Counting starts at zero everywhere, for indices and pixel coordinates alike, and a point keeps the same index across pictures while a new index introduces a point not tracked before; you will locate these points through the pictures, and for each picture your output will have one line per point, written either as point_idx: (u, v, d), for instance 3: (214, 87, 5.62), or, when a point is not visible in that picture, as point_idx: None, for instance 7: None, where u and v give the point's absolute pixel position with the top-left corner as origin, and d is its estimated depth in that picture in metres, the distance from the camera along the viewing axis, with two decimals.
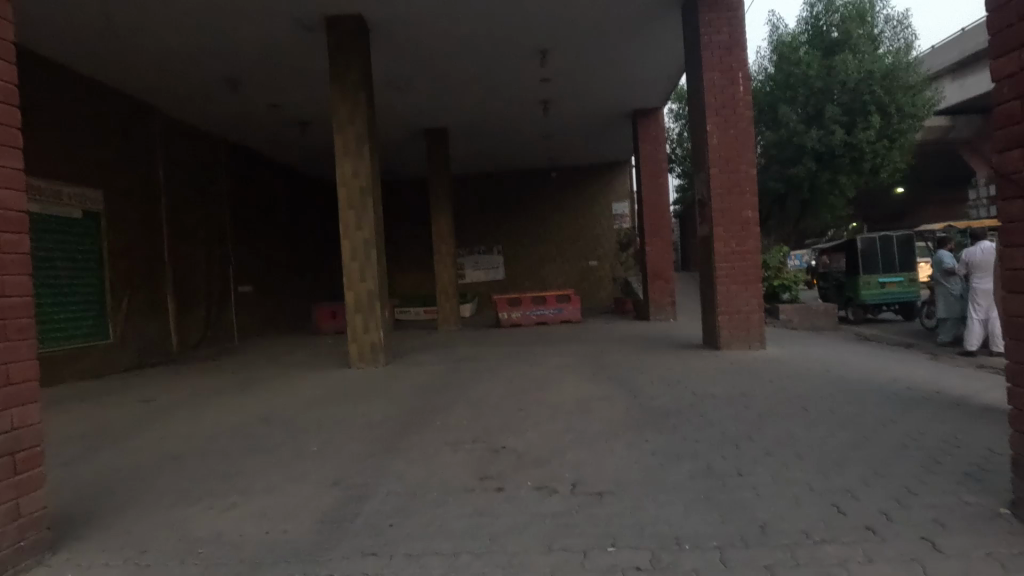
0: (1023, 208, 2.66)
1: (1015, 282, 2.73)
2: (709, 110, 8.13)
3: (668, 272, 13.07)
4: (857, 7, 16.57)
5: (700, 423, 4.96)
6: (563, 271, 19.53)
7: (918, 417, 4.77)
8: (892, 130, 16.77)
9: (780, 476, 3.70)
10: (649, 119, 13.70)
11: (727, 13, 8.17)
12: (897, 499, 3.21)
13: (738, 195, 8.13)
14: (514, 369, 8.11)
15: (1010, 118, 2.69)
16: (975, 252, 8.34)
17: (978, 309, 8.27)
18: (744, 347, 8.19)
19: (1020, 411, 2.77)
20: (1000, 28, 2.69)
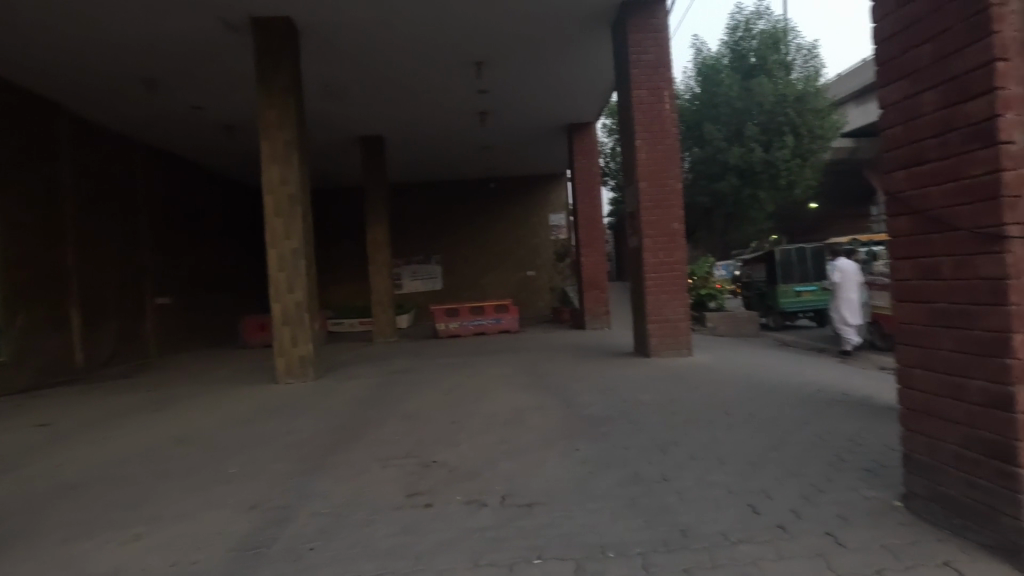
0: (907, 224, 2.90)
1: (901, 292, 2.97)
2: (638, 126, 8.44)
3: (603, 282, 13.37)
4: (772, 35, 17.94)
5: (630, 430, 5.09)
6: (501, 282, 19.62)
7: (829, 418, 5.09)
8: (805, 150, 17.98)
9: (702, 479, 3.83)
10: (583, 133, 14.09)
11: (654, 34, 8.52)
12: (806, 497, 3.40)
13: (666, 208, 8.46)
14: (451, 381, 8.02)
15: (893, 143, 2.94)
16: (853, 264, 9.20)
17: (854, 315, 9.25)
18: (673, 353, 8.49)
19: (909, 412, 2.99)
20: (885, 60, 2.94)
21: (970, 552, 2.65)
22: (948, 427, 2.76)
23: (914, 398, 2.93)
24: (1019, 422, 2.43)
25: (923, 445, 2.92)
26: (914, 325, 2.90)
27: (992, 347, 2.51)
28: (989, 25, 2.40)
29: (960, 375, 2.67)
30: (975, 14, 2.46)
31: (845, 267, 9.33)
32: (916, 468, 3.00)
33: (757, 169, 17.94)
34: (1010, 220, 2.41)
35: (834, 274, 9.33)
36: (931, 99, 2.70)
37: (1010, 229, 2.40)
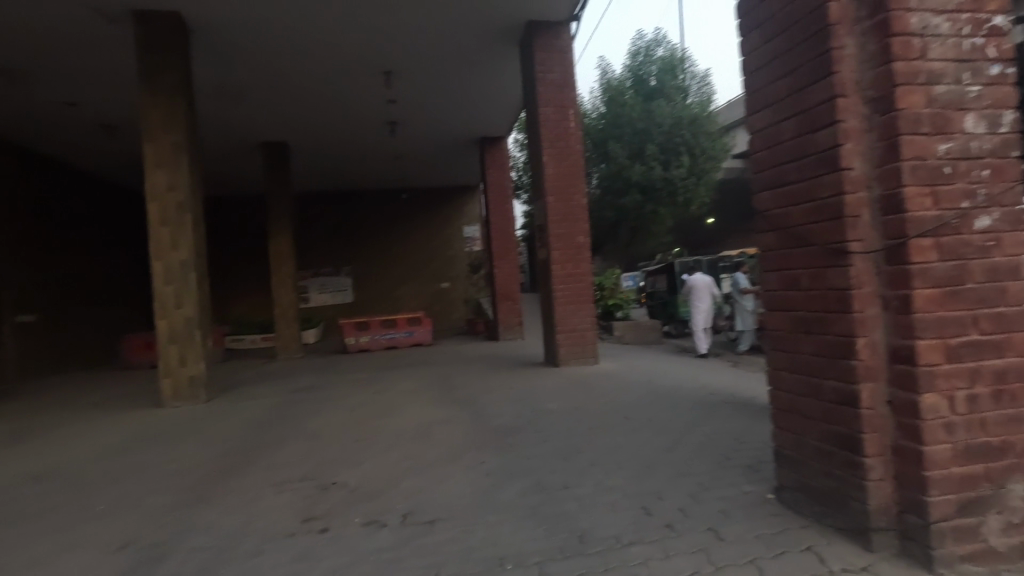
0: (774, 240, 3.18)
1: (771, 301, 3.25)
2: (544, 142, 8.70)
3: (516, 293, 13.54)
4: (670, 61, 19.32)
5: (536, 439, 5.17)
6: (415, 294, 19.26)
7: (718, 419, 5.44)
8: (699, 170, 19.25)
9: (601, 485, 3.96)
10: (495, 147, 14.30)
11: (559, 54, 8.84)
12: (693, 495, 3.62)
13: (572, 221, 8.74)
14: (359, 397, 7.72)
15: (761, 166, 3.24)
16: (702, 278, 11.23)
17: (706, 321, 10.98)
18: (581, 362, 8.76)
19: (780, 411, 3.27)
20: (753, 90, 3.24)
21: (828, 536, 2.92)
22: (809, 423, 3.05)
23: (783, 398, 3.21)
24: (862, 416, 2.71)
25: (790, 441, 3.20)
26: (780, 331, 3.20)
27: (841, 350, 2.79)
28: (831, 65, 2.71)
29: (818, 376, 2.96)
30: (820, 55, 2.76)
31: (698, 282, 11.23)
32: (786, 463, 3.27)
33: (658, 186, 19.03)
34: (852, 237, 2.70)
35: (693, 286, 11.04)
36: (789, 128, 3.00)
37: (852, 245, 2.70)
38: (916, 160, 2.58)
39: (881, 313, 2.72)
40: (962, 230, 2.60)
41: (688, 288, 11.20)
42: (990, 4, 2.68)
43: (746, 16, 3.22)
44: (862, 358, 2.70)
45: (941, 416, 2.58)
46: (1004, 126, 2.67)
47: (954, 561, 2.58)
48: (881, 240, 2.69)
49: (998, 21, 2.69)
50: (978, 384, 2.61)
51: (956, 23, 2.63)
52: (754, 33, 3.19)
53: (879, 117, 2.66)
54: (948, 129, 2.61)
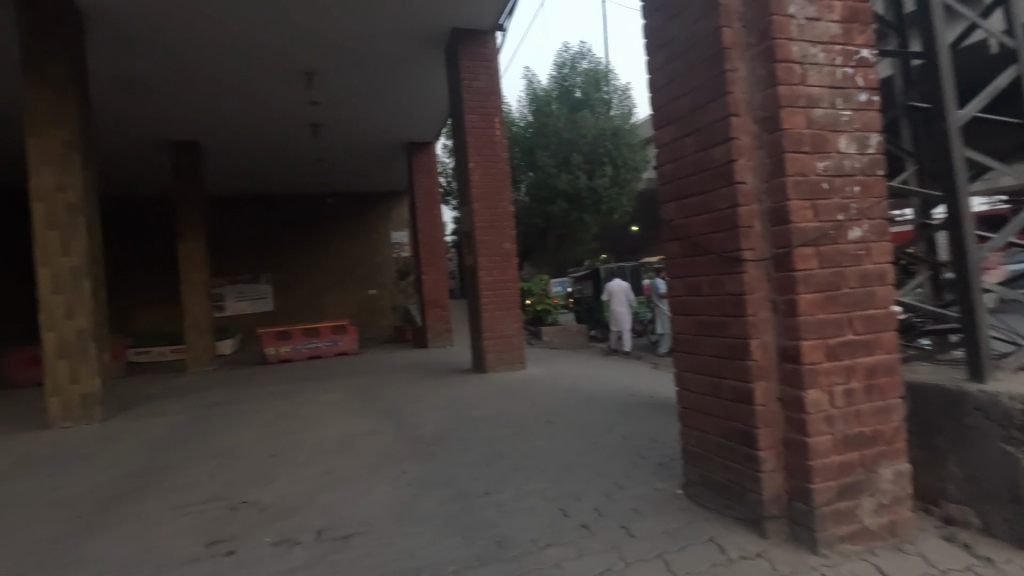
0: (679, 248, 3.37)
1: (678, 306, 3.42)
2: (471, 149, 8.75)
3: (444, 299, 13.45)
4: (594, 74, 19.96)
5: (460, 447, 5.16)
6: (340, 301, 18.63)
7: (635, 420, 5.66)
8: (621, 180, 19.83)
9: (521, 489, 4.01)
10: (422, 153, 14.17)
11: (484, 62, 8.93)
12: (609, 495, 3.74)
13: (498, 229, 8.82)
14: (278, 410, 7.38)
15: (666, 178, 3.42)
16: (618, 284, 12.10)
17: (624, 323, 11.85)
18: (508, 367, 8.83)
19: (686, 410, 3.45)
20: (659, 105, 3.41)
21: (728, 527, 3.11)
22: (711, 421, 3.24)
23: (689, 398, 3.40)
24: (756, 413, 2.92)
25: (695, 438, 3.39)
26: (685, 334, 3.38)
27: (737, 351, 2.99)
28: (725, 86, 2.91)
29: (717, 376, 3.15)
30: (717, 75, 2.96)
31: (615, 287, 12.12)
32: (692, 460, 3.45)
33: (583, 195, 19.56)
34: (745, 246, 2.91)
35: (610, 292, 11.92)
36: (690, 143, 3.19)
37: (745, 254, 2.90)
38: (799, 176, 2.82)
39: (771, 316, 2.94)
40: (838, 240, 2.87)
41: (607, 294, 12.06)
42: (859, 38, 2.98)
43: (651, 36, 3.40)
44: (755, 358, 2.91)
45: (822, 410, 2.82)
46: (872, 147, 2.97)
47: (835, 541, 2.83)
48: (770, 249, 2.91)
49: (865, 53, 3.00)
50: (853, 379, 2.88)
51: (830, 53, 2.91)
52: (659, 53, 3.36)
53: (768, 135, 2.89)
54: (825, 148, 2.87)
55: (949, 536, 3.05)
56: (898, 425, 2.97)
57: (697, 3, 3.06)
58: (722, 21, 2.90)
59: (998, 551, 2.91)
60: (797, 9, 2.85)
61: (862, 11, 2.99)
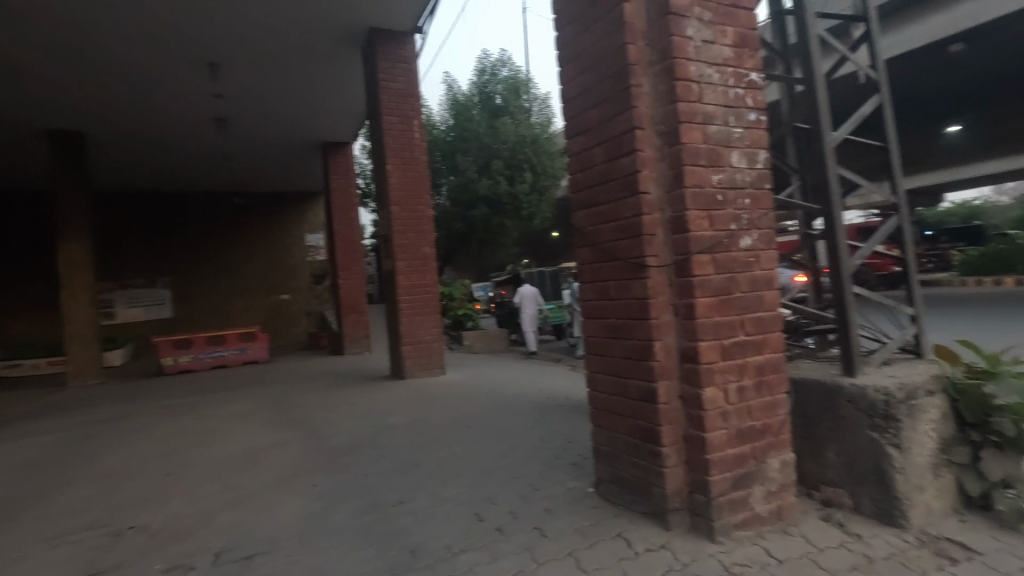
0: (589, 253, 3.48)
1: (589, 310, 3.53)
2: (388, 151, 8.58)
3: (362, 304, 13.07)
4: (514, 82, 20.23)
5: (375, 456, 5.02)
6: (249, 307, 17.56)
7: (550, 421, 5.78)
8: (541, 186, 20.11)
9: (436, 496, 3.96)
10: (338, 153, 13.64)
11: (402, 64, 8.80)
12: (523, 496, 3.79)
13: (417, 232, 8.69)
14: (176, 425, 6.82)
15: (577, 185, 3.52)
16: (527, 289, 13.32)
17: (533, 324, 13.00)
18: (427, 373, 8.72)
19: (597, 411, 3.56)
20: (570, 116, 3.50)
21: (635, 522, 3.24)
22: (620, 420, 3.37)
23: (599, 399, 3.51)
24: (660, 411, 3.07)
25: (604, 437, 3.52)
26: (595, 337, 3.50)
27: (642, 352, 3.14)
28: (629, 101, 3.06)
29: (625, 377, 3.29)
30: (623, 90, 3.10)
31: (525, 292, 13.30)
32: (603, 459, 3.56)
33: (503, 200, 19.73)
34: (648, 253, 3.06)
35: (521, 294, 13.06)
36: (599, 153, 3.32)
37: (649, 260, 3.05)
38: (696, 188, 3.02)
39: (673, 319, 3.11)
40: (731, 248, 3.10)
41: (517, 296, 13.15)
42: (749, 62, 3.23)
43: (562, 48, 3.50)
44: (658, 359, 3.06)
45: (717, 407, 3.01)
46: (760, 162, 3.23)
47: (729, 528, 3.04)
48: (671, 256, 3.09)
49: (754, 76, 3.25)
50: (745, 377, 3.10)
51: (723, 74, 3.13)
52: (570, 65, 3.47)
53: (669, 148, 3.06)
54: (719, 162, 3.09)
55: (827, 517, 3.37)
56: (783, 418, 3.23)
57: (604, 19, 3.19)
58: (627, 38, 3.05)
59: (866, 527, 3.26)
60: (694, 31, 3.06)
61: (751, 37, 3.24)
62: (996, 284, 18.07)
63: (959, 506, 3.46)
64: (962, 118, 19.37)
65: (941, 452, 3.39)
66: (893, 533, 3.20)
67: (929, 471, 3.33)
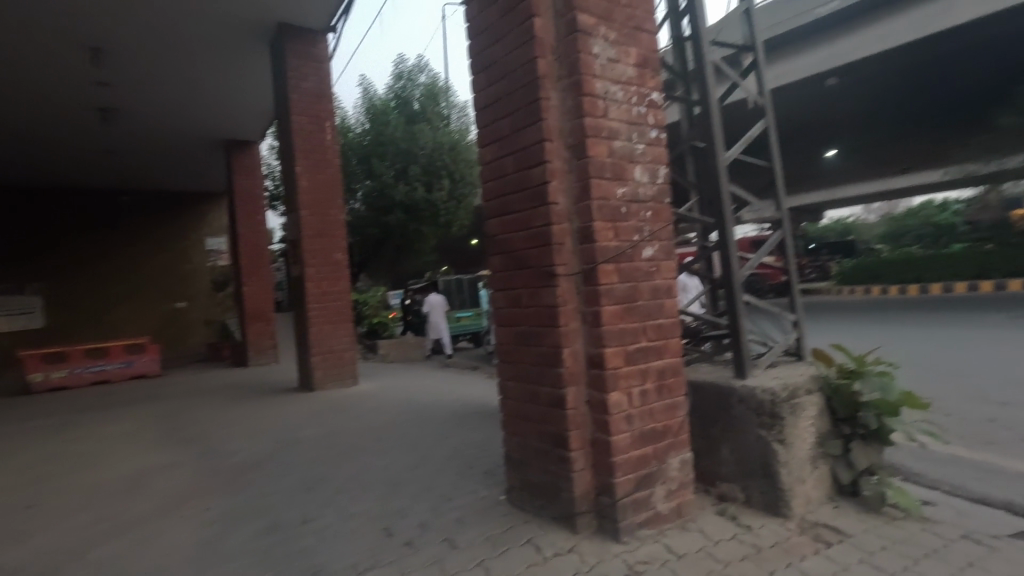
0: (501, 261, 3.51)
1: (502, 318, 3.54)
2: (297, 153, 8.20)
3: (268, 313, 12.37)
4: (432, 88, 20.09)
5: (278, 473, 4.73)
6: (138, 316, 16.05)
7: (464, 430, 5.74)
8: (459, 194, 20.04)
9: (343, 512, 3.80)
10: (243, 152, 12.83)
11: (314, 63, 8.46)
12: (434, 508, 3.73)
13: (329, 238, 8.36)
14: (45, 449, 6.08)
15: (489, 195, 3.53)
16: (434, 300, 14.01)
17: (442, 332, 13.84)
18: (339, 384, 8.37)
19: (509, 418, 3.58)
20: (483, 125, 3.51)
21: (544, 527, 3.28)
22: (530, 427, 3.41)
23: (510, 407, 3.53)
24: (569, 416, 3.14)
25: (515, 444, 3.54)
26: (507, 345, 3.51)
27: (551, 359, 3.20)
28: (539, 113, 3.12)
29: (535, 384, 3.33)
30: (533, 102, 3.17)
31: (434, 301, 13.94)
32: (513, 466, 3.58)
33: (421, 207, 19.50)
34: (558, 262, 3.13)
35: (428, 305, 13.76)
36: (510, 163, 3.37)
37: (558, 269, 3.13)
38: (602, 200, 3.13)
39: (581, 326, 3.20)
40: (634, 258, 3.24)
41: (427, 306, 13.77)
42: (650, 82, 3.41)
43: (474, 57, 3.52)
44: (567, 366, 3.13)
45: (622, 410, 3.13)
46: (661, 178, 3.41)
47: (632, 528, 3.15)
48: (579, 265, 3.17)
49: (655, 96, 3.43)
50: (647, 381, 3.25)
51: (627, 93, 3.29)
52: (482, 75, 3.49)
53: (576, 161, 3.16)
54: (623, 176, 3.23)
55: (721, 511, 3.58)
56: (683, 419, 3.41)
57: (515, 31, 3.24)
58: (537, 52, 3.12)
59: (755, 518, 3.51)
60: (600, 50, 3.19)
61: (652, 59, 3.42)
62: (867, 293, 20.25)
63: (833, 494, 3.81)
64: (836, 144, 21.66)
65: (818, 445, 3.73)
66: (778, 522, 3.47)
67: (808, 464, 3.64)
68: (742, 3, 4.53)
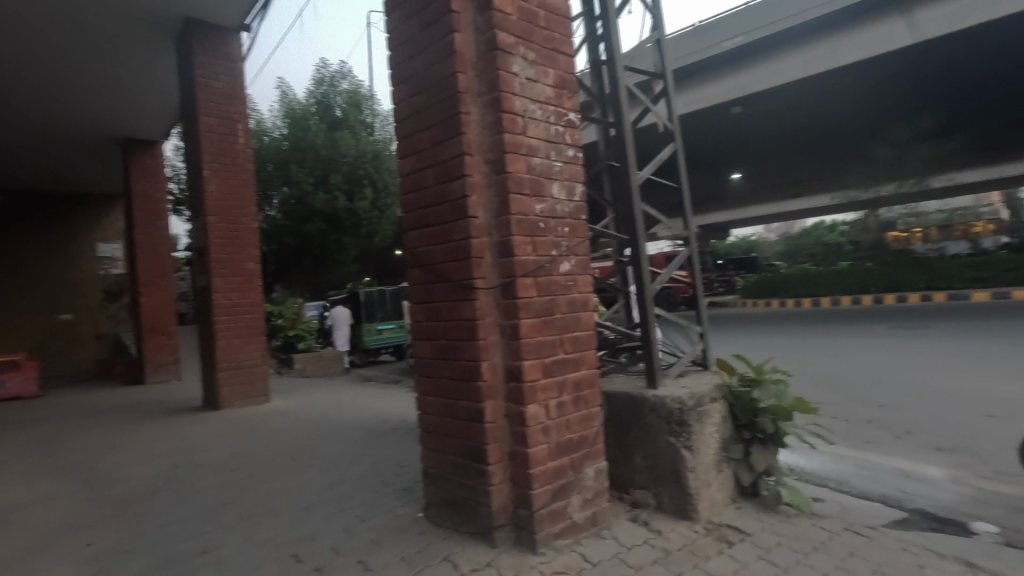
0: (419, 274, 3.47)
1: (421, 331, 3.49)
2: (204, 156, 7.71)
3: (170, 326, 11.52)
4: (355, 95, 19.62)
5: (175, 501, 4.37)
6: (13, 329, 14.31)
7: (382, 447, 5.57)
8: (382, 204, 19.61)
9: (248, 539, 3.58)
10: (143, 151, 11.87)
11: (225, 62, 8.02)
12: (348, 529, 3.59)
13: (239, 246, 7.90)
14: None
15: (409, 206, 3.49)
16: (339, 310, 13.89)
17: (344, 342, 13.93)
18: (248, 402, 7.88)
19: (427, 433, 3.52)
20: (403, 135, 3.48)
21: (463, 543, 3.25)
22: (448, 442, 3.38)
23: (429, 421, 3.48)
24: (487, 429, 3.14)
25: (433, 459, 3.49)
26: (426, 358, 3.47)
27: (470, 373, 3.19)
28: (459, 127, 3.14)
29: (454, 397, 3.31)
30: (453, 116, 3.18)
31: (339, 311, 13.86)
32: (431, 482, 3.52)
33: (341, 216, 18.90)
34: (477, 275, 3.14)
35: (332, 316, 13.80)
36: (430, 174, 3.35)
37: (476, 282, 3.14)
38: (520, 215, 3.19)
39: (499, 339, 3.22)
40: (552, 272, 3.32)
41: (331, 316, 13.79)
42: (568, 103, 3.52)
43: (395, 68, 3.48)
44: (485, 379, 3.14)
45: (539, 422, 3.18)
46: (577, 195, 3.52)
47: (549, 539, 3.19)
48: (499, 279, 3.20)
49: (572, 116, 3.55)
50: (564, 393, 3.32)
51: (545, 112, 3.38)
52: (402, 86, 3.46)
53: (496, 176, 3.20)
54: (541, 192, 3.31)
55: (634, 517, 3.71)
56: (598, 429, 3.51)
57: (436, 45, 3.25)
58: (456, 67, 3.14)
59: (665, 522, 3.67)
60: (519, 68, 3.26)
61: (570, 81, 3.54)
62: (768, 305, 21.87)
63: (737, 496, 4.05)
64: (740, 168, 23.37)
65: (722, 450, 3.96)
66: (686, 525, 3.64)
67: (713, 468, 3.86)
68: (653, 34, 4.81)
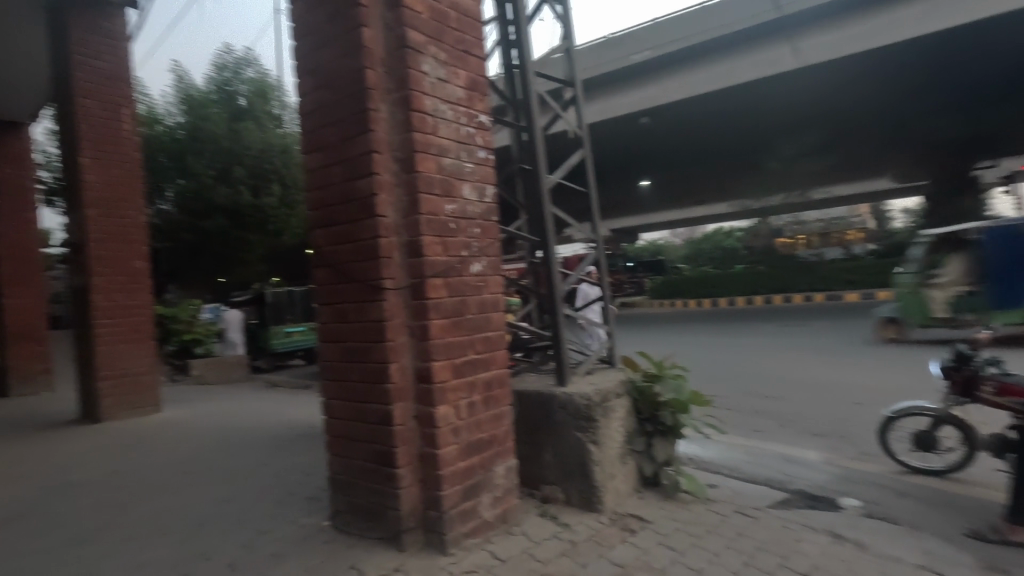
0: (326, 274, 3.35)
1: (328, 333, 3.37)
2: (82, 143, 6.97)
3: (40, 331, 10.26)
4: (262, 85, 18.39)
5: (43, 525, 3.91)
6: None
7: (288, 454, 5.31)
8: (291, 200, 18.68)
9: (131, 562, 3.28)
10: (6, 134, 10.49)
11: (107, 40, 7.29)
12: (247, 544, 3.40)
13: (124, 243, 7.21)
14: None
15: (315, 204, 3.36)
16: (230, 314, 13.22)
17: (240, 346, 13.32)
18: (135, 413, 7.22)
19: (333, 438, 3.41)
20: (308, 129, 3.34)
21: (370, 550, 3.18)
22: (355, 446, 3.29)
23: (335, 425, 3.38)
24: (395, 432, 3.09)
25: (339, 465, 3.38)
26: (332, 361, 3.36)
27: (378, 375, 3.13)
28: (367, 124, 3.07)
29: (362, 401, 3.23)
30: (361, 112, 3.10)
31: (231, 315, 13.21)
32: (337, 489, 3.42)
33: (245, 212, 17.79)
34: (385, 275, 3.08)
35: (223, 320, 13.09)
36: (336, 171, 3.25)
37: (385, 282, 3.08)
38: (430, 215, 3.17)
39: (409, 340, 3.18)
40: (462, 273, 3.33)
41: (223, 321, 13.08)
42: (479, 105, 3.54)
43: (300, 60, 3.34)
44: (394, 381, 3.09)
45: (449, 423, 3.18)
46: (488, 196, 3.56)
47: (459, 538, 3.20)
48: (407, 279, 3.16)
49: (484, 118, 3.58)
50: (474, 393, 3.34)
51: (456, 112, 3.39)
52: (307, 78, 3.33)
53: (405, 175, 3.16)
54: (451, 193, 3.31)
55: (544, 512, 3.80)
56: (507, 428, 3.55)
57: (343, 38, 3.15)
58: (365, 62, 3.07)
59: (572, 515, 3.79)
60: (430, 68, 3.25)
61: (481, 83, 3.57)
62: (673, 305, 23.21)
63: (639, 486, 4.27)
64: (648, 176, 24.63)
65: (626, 443, 4.16)
66: (592, 516, 3.79)
67: (618, 460, 4.04)
68: (563, 43, 4.95)
